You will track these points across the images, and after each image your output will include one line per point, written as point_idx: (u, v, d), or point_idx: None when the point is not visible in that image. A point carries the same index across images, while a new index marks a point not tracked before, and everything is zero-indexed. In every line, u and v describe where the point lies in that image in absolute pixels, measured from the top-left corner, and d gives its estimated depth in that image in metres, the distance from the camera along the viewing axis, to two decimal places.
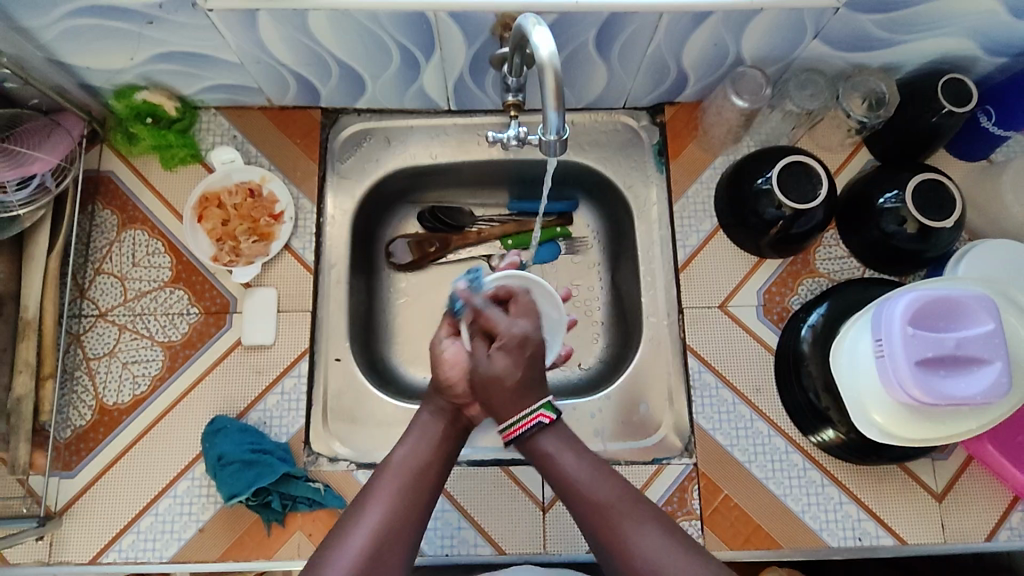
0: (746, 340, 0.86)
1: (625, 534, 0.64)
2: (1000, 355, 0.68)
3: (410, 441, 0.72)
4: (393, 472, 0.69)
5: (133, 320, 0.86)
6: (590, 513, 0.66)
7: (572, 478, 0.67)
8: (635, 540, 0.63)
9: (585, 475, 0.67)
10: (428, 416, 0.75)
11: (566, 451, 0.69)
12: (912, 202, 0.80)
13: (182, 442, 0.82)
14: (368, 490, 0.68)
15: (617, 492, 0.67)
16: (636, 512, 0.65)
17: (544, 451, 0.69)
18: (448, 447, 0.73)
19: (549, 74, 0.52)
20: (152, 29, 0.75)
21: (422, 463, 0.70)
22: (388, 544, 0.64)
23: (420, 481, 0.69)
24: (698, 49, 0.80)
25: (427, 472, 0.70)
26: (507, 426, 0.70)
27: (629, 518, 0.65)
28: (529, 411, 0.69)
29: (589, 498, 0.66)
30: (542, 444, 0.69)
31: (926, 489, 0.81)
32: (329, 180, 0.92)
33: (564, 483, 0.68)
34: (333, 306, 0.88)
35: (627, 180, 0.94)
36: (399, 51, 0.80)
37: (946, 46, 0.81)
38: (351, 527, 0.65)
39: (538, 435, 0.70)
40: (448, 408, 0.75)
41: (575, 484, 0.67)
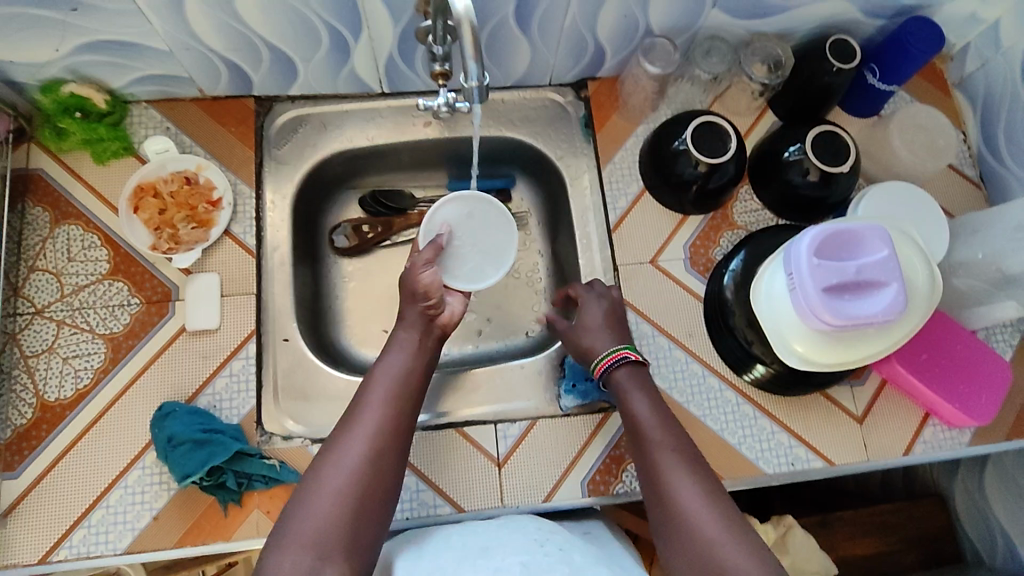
0: (677, 291, 0.92)
1: (670, 479, 0.68)
2: (894, 277, 0.75)
3: (395, 354, 0.78)
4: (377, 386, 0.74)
5: (72, 314, 0.85)
6: (644, 458, 0.71)
7: (641, 423, 0.73)
8: (671, 470, 0.68)
9: (654, 424, 0.73)
10: (408, 331, 0.80)
11: (635, 388, 0.76)
12: (813, 152, 0.88)
13: (131, 432, 0.81)
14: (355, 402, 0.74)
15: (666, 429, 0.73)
16: (686, 464, 0.69)
17: (632, 396, 0.76)
18: (425, 358, 0.79)
19: (467, 28, 0.56)
20: (76, 17, 0.75)
21: (402, 377, 0.76)
22: (381, 447, 0.69)
23: (401, 393, 0.74)
24: (610, 22, 0.86)
25: (406, 383, 0.75)
26: (597, 360, 0.80)
27: (678, 466, 0.68)
28: (619, 347, 0.79)
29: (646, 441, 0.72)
30: (630, 386, 0.76)
31: (847, 414, 0.88)
32: (266, 167, 0.93)
33: (633, 426, 0.74)
34: (279, 289, 0.90)
35: (558, 152, 1.00)
36: (328, 32, 0.82)
37: (830, 11, 0.89)
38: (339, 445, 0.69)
39: (624, 370, 0.78)
40: (419, 320, 0.81)
41: (644, 429, 0.73)
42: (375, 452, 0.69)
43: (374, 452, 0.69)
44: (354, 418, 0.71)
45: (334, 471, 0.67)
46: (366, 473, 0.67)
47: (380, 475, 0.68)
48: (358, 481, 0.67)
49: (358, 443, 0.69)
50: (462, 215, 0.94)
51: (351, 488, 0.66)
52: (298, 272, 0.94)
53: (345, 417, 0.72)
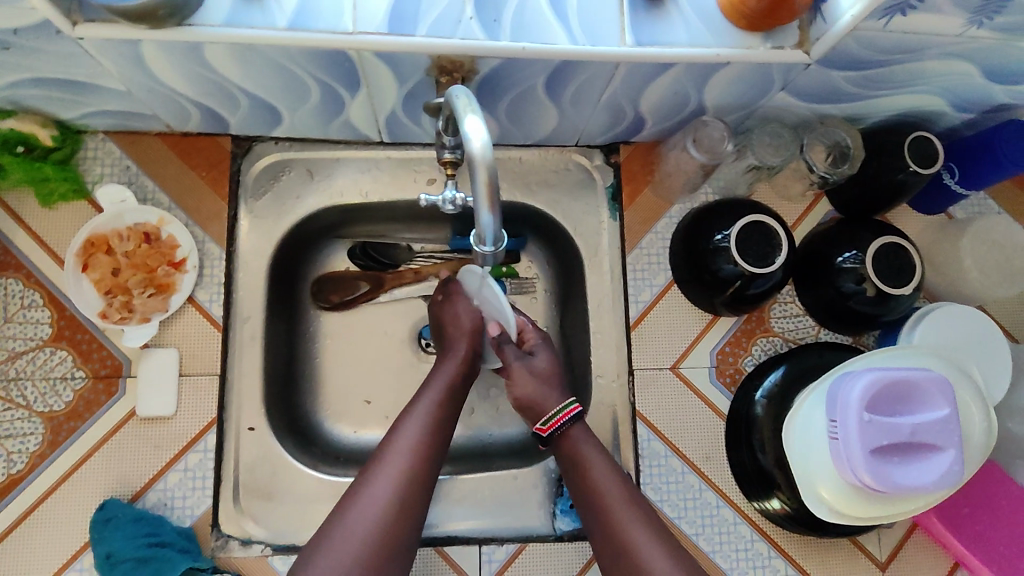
0: (697, 404, 0.82)
1: (637, 545, 0.64)
2: (953, 444, 0.65)
3: (434, 392, 0.71)
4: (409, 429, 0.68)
5: (6, 386, 0.74)
6: (604, 519, 0.67)
7: (598, 483, 0.68)
8: (654, 558, 0.63)
9: (611, 480, 0.68)
10: (455, 363, 0.74)
11: (601, 457, 0.70)
12: (873, 265, 0.76)
13: (67, 529, 0.72)
14: (387, 439, 0.68)
15: (637, 505, 0.67)
16: (647, 521, 0.66)
17: (581, 448, 0.71)
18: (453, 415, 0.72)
19: (484, 172, 0.46)
20: (8, 54, 0.61)
21: (437, 424, 0.69)
22: (408, 494, 0.65)
23: (433, 441, 0.68)
24: (656, 96, 0.72)
25: (442, 431, 0.70)
26: (545, 419, 0.72)
27: (643, 527, 0.65)
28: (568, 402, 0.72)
29: (605, 503, 0.67)
30: (580, 438, 0.71)
31: (871, 559, 0.81)
32: (241, 220, 0.81)
33: (590, 485, 0.68)
34: (248, 367, 0.78)
35: (578, 225, 0.87)
36: (318, 85, 0.68)
37: (916, 102, 0.75)
38: (364, 491, 0.64)
39: (578, 430, 0.72)
40: (466, 341, 0.75)
41: (601, 485, 0.68)
42: (404, 501, 0.64)
43: (403, 501, 0.64)
44: (382, 459, 0.66)
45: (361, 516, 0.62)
46: (392, 524, 0.63)
47: (406, 525, 0.64)
48: (383, 533, 0.62)
49: (390, 488, 0.64)
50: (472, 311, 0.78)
51: (377, 536, 0.62)
52: (274, 342, 0.83)
53: (376, 457, 0.66)
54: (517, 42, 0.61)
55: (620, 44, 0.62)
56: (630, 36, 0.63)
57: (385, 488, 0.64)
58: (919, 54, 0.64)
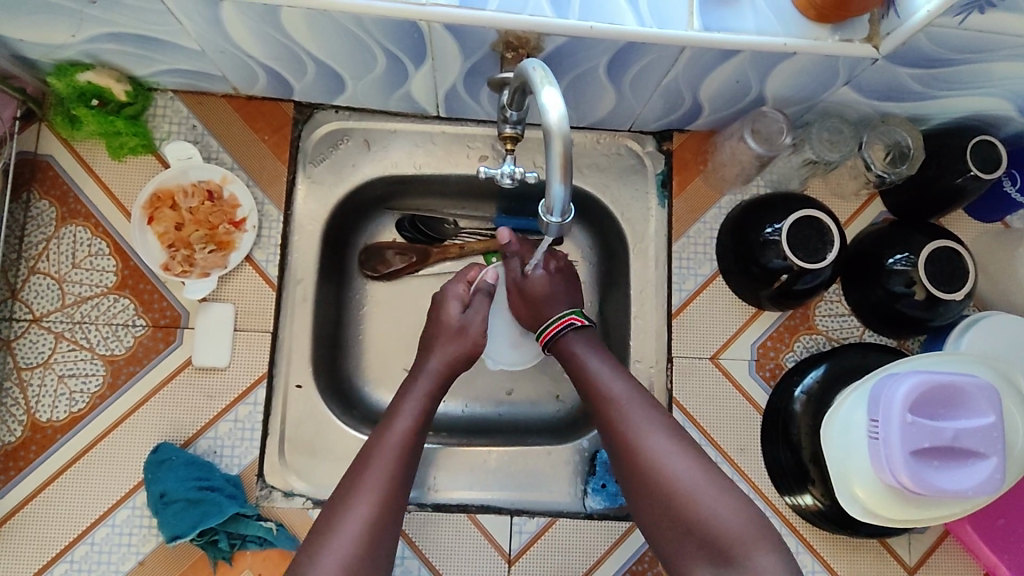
0: (733, 394, 0.83)
1: (640, 435, 0.66)
2: (996, 451, 0.64)
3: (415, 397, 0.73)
4: (396, 432, 0.69)
5: (72, 328, 0.77)
6: (605, 411, 0.69)
7: (599, 380, 0.71)
8: (657, 446, 0.65)
9: (615, 382, 0.70)
10: (426, 376, 0.75)
11: (594, 354, 0.73)
12: (925, 268, 0.74)
13: (123, 467, 0.75)
14: (364, 454, 0.68)
15: (637, 396, 0.70)
16: (649, 416, 0.68)
17: (580, 348, 0.74)
18: (416, 449, 0.70)
19: (559, 144, 0.48)
20: (96, 8, 0.63)
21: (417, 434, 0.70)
22: (395, 488, 0.66)
23: (414, 444, 0.70)
24: (718, 84, 0.72)
25: (423, 432, 0.71)
26: (543, 329, 0.78)
27: (646, 420, 0.67)
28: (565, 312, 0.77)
29: (612, 402, 0.69)
30: (577, 344, 0.74)
31: (899, 562, 0.81)
32: (298, 185, 0.83)
33: (589, 383, 0.71)
34: (298, 327, 0.81)
35: (625, 210, 0.87)
36: (385, 56, 0.70)
37: (984, 104, 0.74)
38: (358, 484, 0.65)
39: (574, 335, 0.75)
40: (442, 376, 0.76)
41: (601, 386, 0.70)
42: (393, 493, 0.66)
43: (392, 494, 0.66)
44: (370, 456, 0.67)
45: (359, 508, 0.64)
46: (383, 519, 0.64)
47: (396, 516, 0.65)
48: (377, 525, 0.64)
49: (379, 486, 0.65)
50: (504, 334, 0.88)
51: (373, 524, 0.63)
52: (323, 306, 0.85)
53: (364, 457, 0.68)
54: (586, 21, 0.61)
55: (687, 27, 0.63)
56: (698, 20, 0.63)
57: (369, 497, 0.64)
58: (991, 55, 0.63)
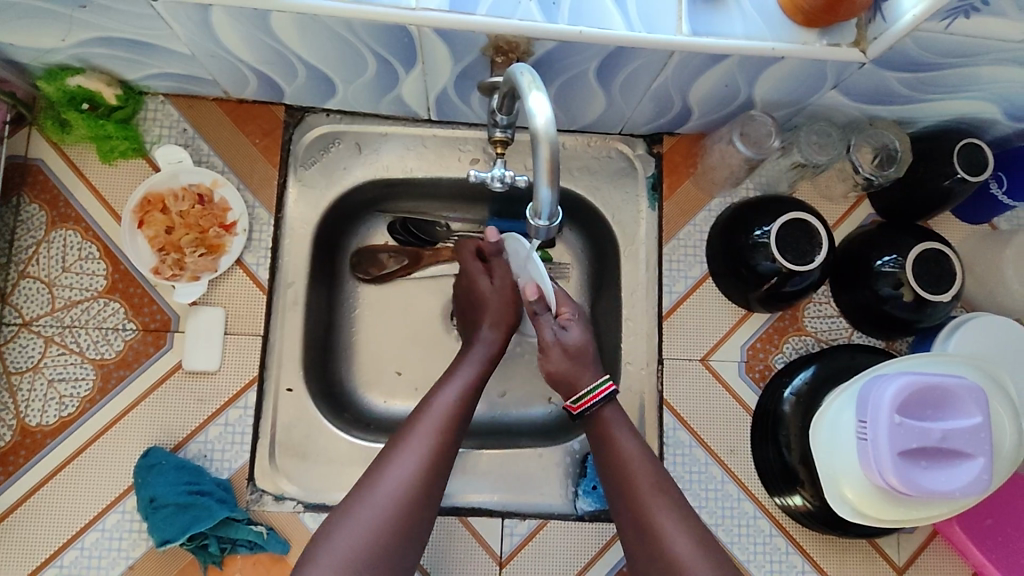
0: (723, 396, 0.84)
1: (663, 526, 0.67)
2: (983, 452, 0.65)
3: (469, 366, 0.76)
4: (443, 399, 0.72)
5: (61, 332, 0.77)
6: (632, 496, 0.69)
7: (632, 463, 0.70)
8: (674, 536, 0.66)
9: (646, 468, 0.70)
10: (481, 343, 0.78)
11: (629, 435, 0.72)
12: (912, 270, 0.75)
13: (112, 472, 0.75)
14: (411, 420, 0.71)
15: (665, 483, 0.69)
16: (672, 504, 0.68)
17: (614, 428, 0.73)
18: (467, 408, 0.73)
19: (545, 149, 0.48)
20: (85, 13, 0.63)
21: (467, 398, 0.73)
22: (432, 468, 0.67)
23: (456, 421, 0.71)
24: (707, 88, 0.73)
25: (473, 398, 0.74)
26: (578, 398, 0.74)
27: (670, 511, 0.67)
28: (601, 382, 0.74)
29: (639, 487, 0.69)
30: (613, 421, 0.73)
31: (888, 562, 0.81)
32: (289, 188, 0.83)
33: (619, 467, 0.70)
34: (289, 331, 0.81)
35: (616, 212, 0.88)
36: (375, 60, 0.70)
37: (970, 108, 0.75)
38: (401, 447, 0.68)
39: (606, 411, 0.74)
40: (503, 325, 0.79)
41: (631, 469, 0.70)
42: (431, 471, 0.67)
43: (433, 462, 0.68)
44: (418, 422, 0.70)
45: (401, 465, 0.66)
46: (413, 502, 0.65)
47: (431, 497, 0.67)
48: (417, 487, 0.66)
49: (424, 446, 0.68)
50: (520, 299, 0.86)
51: (402, 506, 0.65)
52: (314, 309, 0.85)
53: (411, 420, 0.70)
54: (574, 26, 0.62)
55: (676, 33, 0.63)
56: (686, 25, 0.63)
57: (412, 458, 0.67)
58: (976, 59, 0.64)
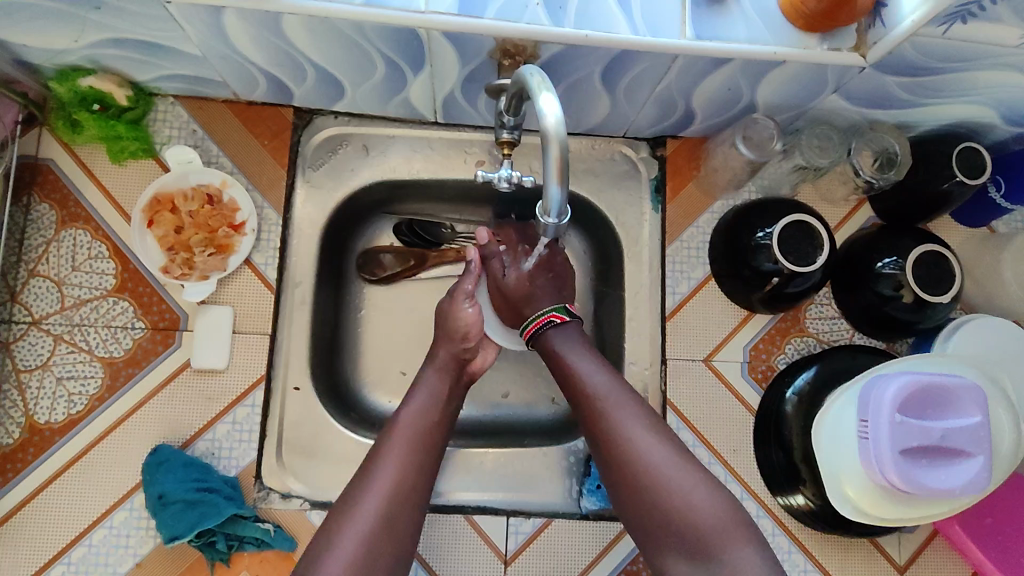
0: (726, 396, 0.84)
1: (625, 436, 0.65)
2: (983, 450, 0.66)
3: (428, 385, 0.75)
4: (408, 415, 0.72)
5: (71, 331, 0.78)
6: (591, 411, 0.67)
7: (580, 376, 0.69)
8: (640, 442, 0.64)
9: (601, 381, 0.68)
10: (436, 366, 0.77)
11: (579, 352, 0.71)
12: (912, 271, 0.76)
13: (121, 469, 0.76)
14: (379, 440, 0.70)
15: (624, 394, 0.68)
16: (635, 412, 0.66)
17: (563, 346, 0.72)
18: (438, 430, 0.72)
19: (555, 148, 0.49)
20: (99, 14, 0.64)
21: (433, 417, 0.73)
22: (416, 467, 0.68)
23: (431, 425, 0.72)
24: (710, 91, 0.74)
25: (439, 419, 0.73)
26: (528, 323, 0.75)
27: (634, 418, 0.65)
28: (545, 311, 0.74)
29: (597, 399, 0.67)
30: (557, 341, 0.72)
31: (889, 561, 0.82)
32: (297, 189, 0.84)
33: (573, 383, 0.69)
34: (296, 330, 0.82)
35: (620, 214, 0.89)
36: (384, 63, 0.71)
37: (968, 112, 0.76)
38: (376, 465, 0.67)
39: (552, 334, 0.73)
40: (450, 365, 0.78)
41: (584, 383, 0.68)
42: (412, 486, 0.67)
43: (409, 478, 0.67)
44: (386, 442, 0.69)
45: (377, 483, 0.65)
46: (399, 495, 0.65)
47: (419, 493, 0.67)
48: (398, 501, 0.65)
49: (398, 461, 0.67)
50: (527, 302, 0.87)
51: (391, 501, 0.65)
52: (321, 309, 0.86)
53: (380, 442, 0.70)
54: (581, 30, 0.63)
55: (680, 36, 0.64)
56: (690, 28, 0.64)
57: (388, 473, 0.66)
58: (974, 64, 0.65)
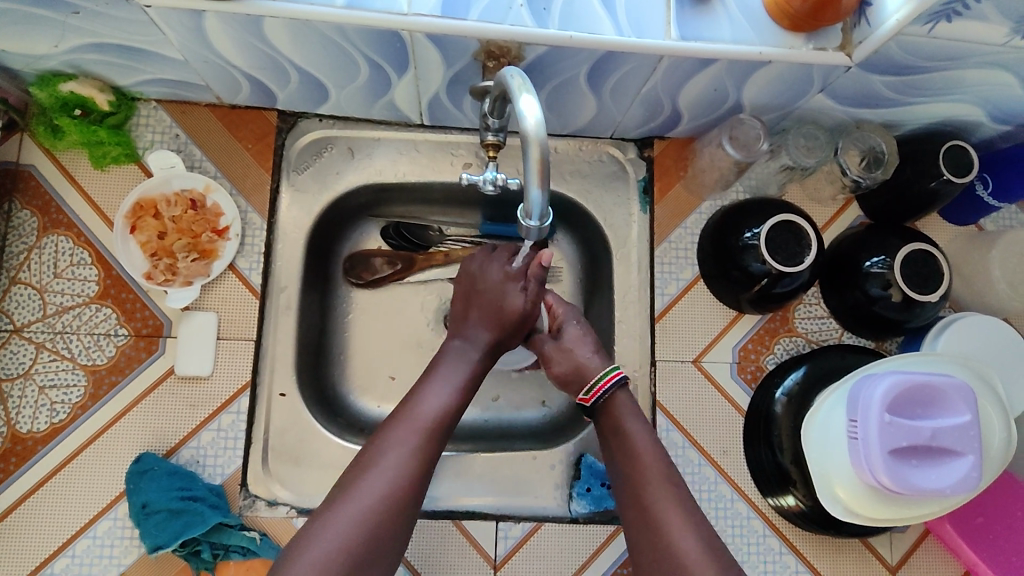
0: (716, 397, 0.84)
1: (670, 521, 0.60)
2: (972, 449, 0.65)
3: (449, 373, 0.70)
4: (425, 406, 0.66)
5: (53, 339, 0.77)
6: (638, 486, 0.64)
7: (639, 448, 0.66)
8: (681, 527, 0.60)
9: (656, 458, 0.65)
10: (466, 347, 0.73)
11: (640, 425, 0.68)
12: (900, 271, 0.76)
13: (104, 479, 0.75)
14: (386, 429, 0.64)
15: (674, 474, 0.64)
16: (684, 497, 0.63)
17: (624, 419, 0.69)
18: (448, 421, 0.67)
19: (535, 149, 0.48)
20: (78, 19, 0.64)
21: (452, 406, 0.67)
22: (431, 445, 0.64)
23: (444, 420, 0.66)
24: (697, 92, 0.74)
25: (451, 410, 0.67)
26: (590, 388, 0.71)
27: (682, 503, 0.62)
28: (610, 369, 0.71)
29: (647, 479, 0.64)
30: (625, 411, 0.69)
31: (881, 562, 0.82)
32: (282, 193, 0.84)
33: (629, 456, 0.66)
34: (282, 335, 0.81)
35: (608, 215, 0.88)
36: (368, 65, 0.70)
37: (954, 111, 0.76)
38: (375, 462, 0.61)
39: (620, 398, 0.70)
40: (493, 333, 0.73)
41: (641, 457, 0.65)
42: (408, 486, 0.61)
43: (408, 479, 0.61)
44: (389, 438, 0.63)
45: (376, 484, 0.60)
46: (397, 500, 0.60)
47: (411, 498, 0.61)
48: (392, 504, 0.59)
49: (402, 461, 0.61)
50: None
51: (402, 484, 0.61)
52: (308, 314, 0.85)
53: (388, 430, 0.64)
54: (565, 31, 0.63)
55: (665, 37, 0.64)
56: (675, 29, 0.64)
57: (389, 472, 0.61)
58: (960, 62, 0.65)
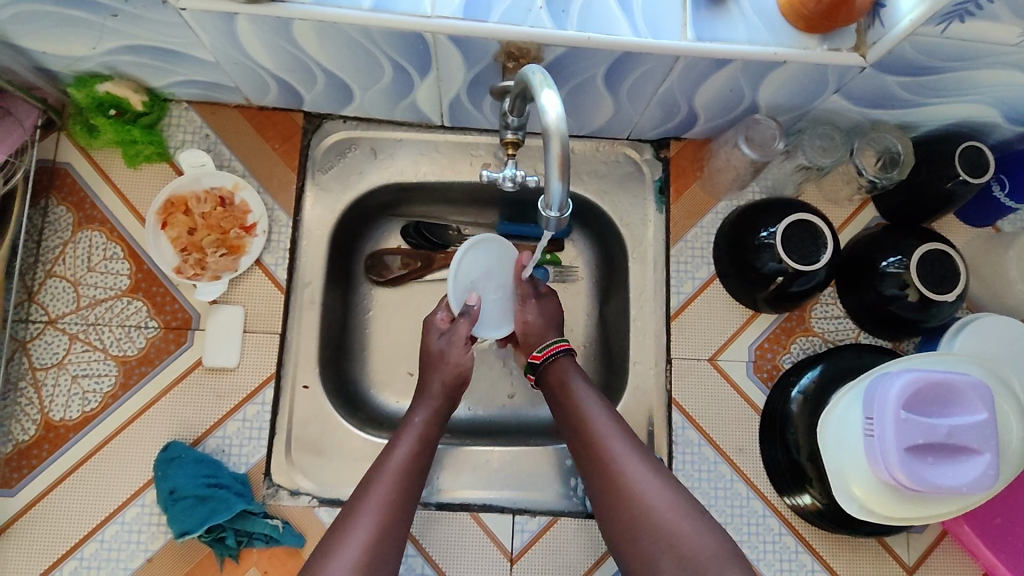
0: (731, 395, 0.85)
1: (633, 477, 0.66)
2: (990, 447, 0.65)
3: (413, 427, 0.75)
4: (396, 457, 0.71)
5: (86, 330, 0.80)
6: (597, 449, 0.70)
7: (587, 412, 0.72)
8: (648, 485, 0.66)
9: (603, 418, 0.71)
10: (425, 406, 0.77)
11: (585, 389, 0.74)
12: (917, 270, 0.76)
13: (133, 466, 0.77)
14: (364, 480, 0.70)
15: (625, 433, 0.71)
16: (642, 455, 0.69)
17: (570, 379, 0.76)
18: (421, 470, 0.72)
19: (556, 144, 0.50)
20: (116, 21, 0.66)
21: (420, 457, 0.73)
22: (396, 515, 0.67)
23: (416, 472, 0.71)
24: (712, 93, 0.75)
25: (423, 460, 0.73)
26: (543, 346, 0.79)
27: (639, 460, 0.68)
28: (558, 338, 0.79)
29: (602, 441, 0.70)
30: (568, 369, 0.77)
31: (898, 562, 0.81)
32: (307, 192, 0.86)
33: (581, 419, 0.72)
34: (305, 329, 0.83)
35: (624, 215, 0.90)
36: (392, 67, 0.73)
37: (970, 112, 0.76)
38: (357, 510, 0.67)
39: (564, 363, 0.77)
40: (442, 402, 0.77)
41: (589, 416, 0.72)
42: (389, 531, 0.66)
43: (388, 526, 0.66)
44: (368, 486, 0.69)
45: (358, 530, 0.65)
46: (382, 542, 0.65)
47: (396, 542, 0.66)
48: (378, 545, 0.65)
49: (380, 506, 0.67)
50: (495, 253, 0.82)
51: (375, 547, 0.64)
52: (330, 309, 0.87)
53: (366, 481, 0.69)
54: (583, 32, 0.64)
55: (681, 38, 0.65)
56: (690, 30, 0.65)
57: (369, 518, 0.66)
58: (975, 62, 0.66)
